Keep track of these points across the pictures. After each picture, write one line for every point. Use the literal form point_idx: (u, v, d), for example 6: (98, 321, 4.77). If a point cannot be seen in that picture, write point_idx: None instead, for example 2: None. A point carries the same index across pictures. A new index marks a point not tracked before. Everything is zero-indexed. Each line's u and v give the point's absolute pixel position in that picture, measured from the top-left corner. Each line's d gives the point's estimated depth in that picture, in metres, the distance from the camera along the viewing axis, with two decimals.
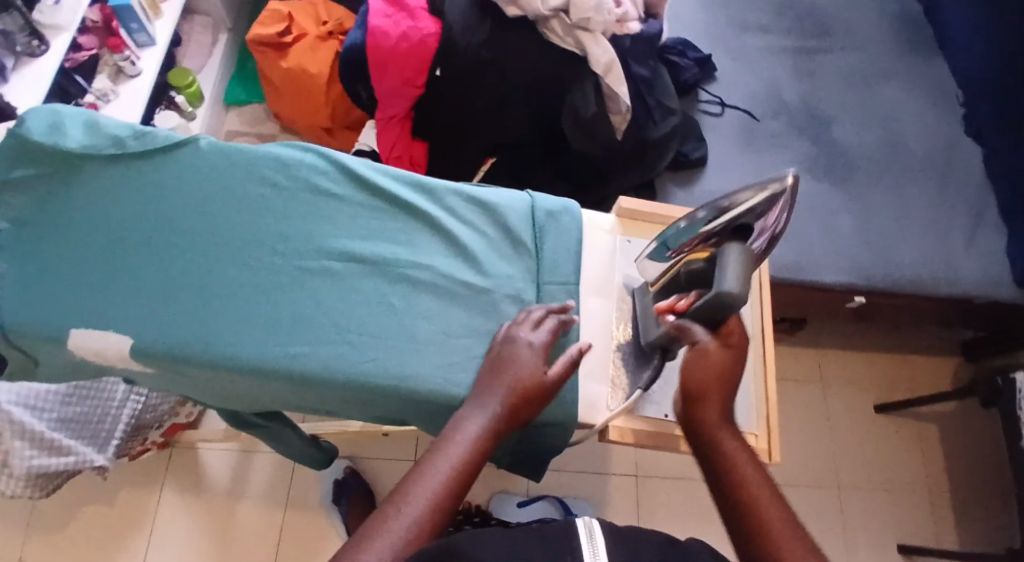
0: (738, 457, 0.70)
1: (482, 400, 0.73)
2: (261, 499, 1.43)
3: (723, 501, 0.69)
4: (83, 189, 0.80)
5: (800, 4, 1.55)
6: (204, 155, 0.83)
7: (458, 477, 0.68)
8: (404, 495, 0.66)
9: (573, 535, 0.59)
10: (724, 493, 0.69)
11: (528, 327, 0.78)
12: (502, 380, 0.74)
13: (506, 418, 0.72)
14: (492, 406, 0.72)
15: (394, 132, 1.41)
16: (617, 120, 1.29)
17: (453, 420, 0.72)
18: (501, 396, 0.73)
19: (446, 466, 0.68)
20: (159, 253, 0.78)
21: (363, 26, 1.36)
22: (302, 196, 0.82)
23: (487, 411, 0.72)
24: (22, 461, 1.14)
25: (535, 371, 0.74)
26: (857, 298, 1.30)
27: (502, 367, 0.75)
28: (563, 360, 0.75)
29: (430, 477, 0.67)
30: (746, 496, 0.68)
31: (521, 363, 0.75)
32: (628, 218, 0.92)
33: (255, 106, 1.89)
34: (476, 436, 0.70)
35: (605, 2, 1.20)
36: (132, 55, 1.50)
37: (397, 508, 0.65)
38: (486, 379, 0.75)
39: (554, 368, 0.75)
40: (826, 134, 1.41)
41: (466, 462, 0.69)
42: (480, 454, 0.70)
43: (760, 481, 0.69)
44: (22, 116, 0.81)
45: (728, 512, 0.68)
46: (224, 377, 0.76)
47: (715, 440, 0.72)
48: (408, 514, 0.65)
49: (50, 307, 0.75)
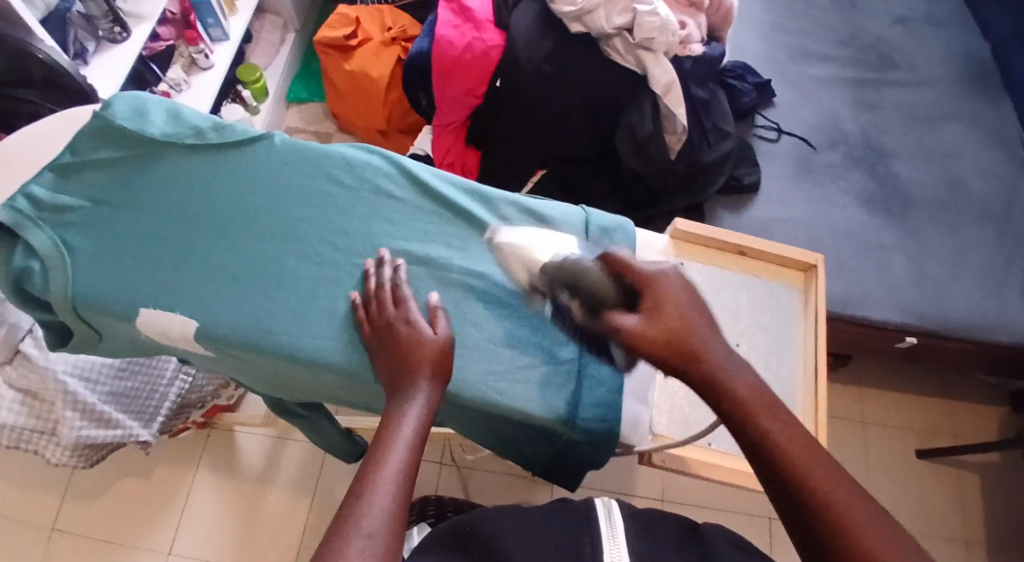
0: (773, 427, 0.66)
1: (406, 385, 0.73)
2: (290, 486, 1.46)
3: (770, 468, 0.65)
4: (161, 174, 0.84)
5: (863, 39, 1.55)
6: (277, 151, 0.86)
7: (412, 454, 0.70)
8: (363, 483, 0.67)
9: (592, 512, 0.70)
10: (769, 461, 0.65)
11: (389, 309, 0.77)
12: (412, 361, 0.74)
13: (436, 391, 0.74)
14: (419, 385, 0.73)
15: (449, 139, 1.45)
16: (673, 139, 1.30)
17: (387, 410, 0.73)
18: (422, 374, 0.74)
19: (395, 446, 0.69)
20: (227, 239, 0.81)
21: (430, 34, 1.40)
22: (364, 196, 0.85)
23: (413, 392, 0.73)
24: (70, 431, 1.18)
25: (430, 344, 0.75)
26: (908, 339, 1.28)
27: (401, 350, 0.75)
28: (442, 321, 0.78)
29: (384, 462, 0.68)
30: (791, 461, 0.65)
31: (412, 342, 0.75)
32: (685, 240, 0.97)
33: (316, 105, 1.94)
34: (417, 416, 0.72)
35: (670, 24, 1.21)
36: (207, 48, 1.55)
37: (359, 495, 0.66)
38: (390, 366, 0.75)
39: (440, 329, 0.77)
40: (883, 170, 1.40)
41: (414, 444, 0.70)
42: (422, 431, 0.71)
43: (805, 444, 0.66)
44: (110, 101, 0.86)
45: (775, 479, 0.65)
46: (279, 363, 0.78)
47: (748, 413, 0.67)
48: (375, 497, 0.66)
49: (123, 284, 0.79)
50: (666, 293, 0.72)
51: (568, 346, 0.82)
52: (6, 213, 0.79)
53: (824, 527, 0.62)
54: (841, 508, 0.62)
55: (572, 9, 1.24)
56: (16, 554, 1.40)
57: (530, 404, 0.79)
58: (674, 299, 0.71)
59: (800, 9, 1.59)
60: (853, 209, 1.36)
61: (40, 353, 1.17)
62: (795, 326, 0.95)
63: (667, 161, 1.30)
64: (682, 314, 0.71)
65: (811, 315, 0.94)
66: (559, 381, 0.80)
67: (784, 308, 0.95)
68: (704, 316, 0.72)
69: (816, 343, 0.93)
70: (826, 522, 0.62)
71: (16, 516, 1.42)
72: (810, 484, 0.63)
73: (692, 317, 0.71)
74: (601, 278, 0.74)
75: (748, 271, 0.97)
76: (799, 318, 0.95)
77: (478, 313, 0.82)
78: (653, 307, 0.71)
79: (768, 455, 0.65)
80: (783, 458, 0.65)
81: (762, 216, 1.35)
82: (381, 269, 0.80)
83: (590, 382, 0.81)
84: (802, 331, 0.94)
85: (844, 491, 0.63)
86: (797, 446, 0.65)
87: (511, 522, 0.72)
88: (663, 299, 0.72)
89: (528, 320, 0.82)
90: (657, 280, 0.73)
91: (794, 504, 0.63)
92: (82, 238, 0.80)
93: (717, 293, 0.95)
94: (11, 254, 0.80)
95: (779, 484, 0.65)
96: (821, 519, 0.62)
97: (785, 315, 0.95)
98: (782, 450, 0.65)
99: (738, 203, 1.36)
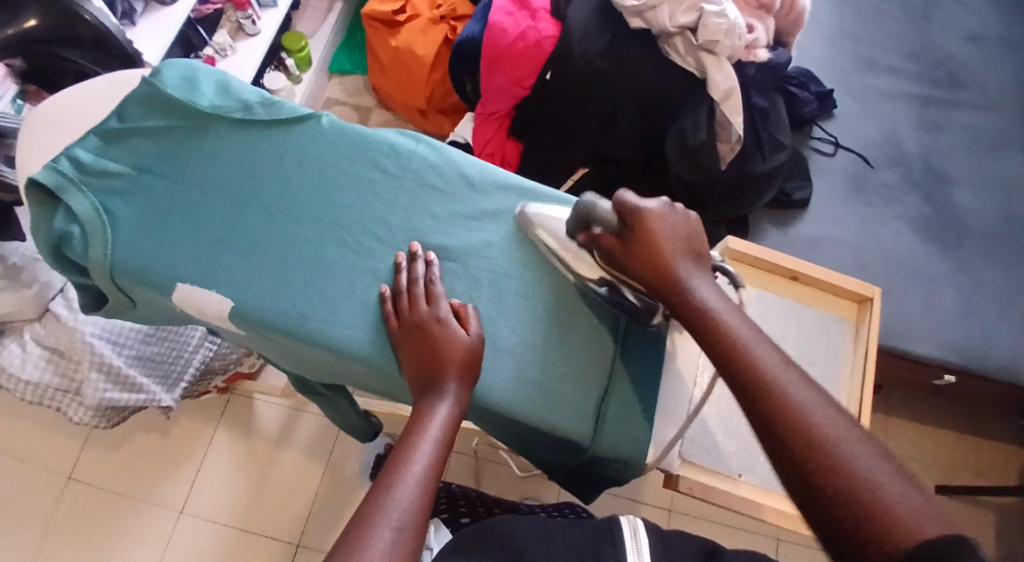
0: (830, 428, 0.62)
1: (435, 383, 0.73)
2: (306, 456, 1.46)
3: (737, 386, 0.67)
4: (207, 148, 0.82)
5: (933, 53, 1.51)
6: (324, 134, 0.84)
7: (440, 452, 0.70)
8: (392, 475, 0.67)
9: (618, 532, 0.68)
10: (733, 378, 0.68)
11: (422, 305, 0.76)
12: (443, 360, 0.73)
13: (465, 394, 0.73)
14: (449, 385, 0.73)
15: (491, 129, 1.43)
16: (725, 149, 1.28)
17: (416, 406, 0.73)
18: (452, 374, 0.73)
19: (425, 443, 0.70)
20: (268, 221, 0.80)
21: (482, 19, 1.37)
22: (408, 186, 0.83)
23: (443, 393, 0.72)
24: (96, 392, 1.19)
25: (462, 344, 0.74)
26: (949, 377, 1.25)
27: (430, 349, 0.74)
28: (472, 320, 0.76)
29: (413, 458, 0.69)
30: (757, 377, 0.66)
31: (444, 342, 0.74)
32: (732, 257, 1.02)
33: (357, 77, 1.92)
34: (445, 416, 0.72)
35: (737, 27, 1.18)
36: (254, 14, 1.54)
37: (389, 487, 0.66)
38: (418, 364, 0.74)
39: (472, 328, 0.76)
40: (942, 194, 1.37)
41: (441, 442, 0.70)
42: (450, 431, 0.71)
43: (823, 413, 0.63)
44: (159, 67, 0.85)
45: (752, 403, 0.66)
46: (312, 350, 0.77)
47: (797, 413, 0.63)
48: (401, 492, 0.66)
49: (161, 257, 0.78)
50: (655, 222, 0.75)
51: (600, 359, 0.80)
52: (49, 174, 0.79)
53: (791, 440, 0.62)
54: (810, 425, 0.62)
55: (635, 4, 1.22)
56: (29, 496, 1.41)
57: (560, 417, 0.77)
58: (653, 225, 0.75)
59: (870, 16, 1.54)
60: (904, 234, 1.33)
61: (70, 313, 1.18)
62: (843, 363, 0.99)
63: (716, 169, 1.28)
64: (665, 240, 0.75)
65: (862, 351, 0.99)
66: (590, 392, 0.79)
67: (833, 343, 1.00)
68: (687, 244, 0.76)
69: (863, 383, 0.96)
70: (788, 433, 0.63)
71: (31, 460, 1.44)
72: (778, 400, 0.65)
73: (674, 247, 0.75)
74: (607, 214, 0.77)
75: (800, 299, 1.03)
76: (847, 356, 0.99)
77: (513, 315, 0.80)
78: (643, 235, 0.75)
79: (736, 373, 0.68)
80: (748, 375, 0.67)
81: (808, 233, 1.33)
82: (413, 264, 0.79)
83: (620, 399, 0.79)
84: (848, 355, 0.99)
85: (814, 407, 0.64)
86: (771, 370, 0.66)
87: (531, 531, 0.71)
88: (655, 223, 0.75)
89: (563, 328, 0.80)
90: (652, 209, 0.76)
91: (763, 419, 0.65)
92: (123, 206, 0.79)
93: (770, 318, 1.00)
94: (52, 216, 0.79)
95: (748, 398, 0.66)
96: (785, 433, 0.63)
97: (834, 350, 0.99)
98: (749, 368, 0.67)
99: (785, 217, 1.35)
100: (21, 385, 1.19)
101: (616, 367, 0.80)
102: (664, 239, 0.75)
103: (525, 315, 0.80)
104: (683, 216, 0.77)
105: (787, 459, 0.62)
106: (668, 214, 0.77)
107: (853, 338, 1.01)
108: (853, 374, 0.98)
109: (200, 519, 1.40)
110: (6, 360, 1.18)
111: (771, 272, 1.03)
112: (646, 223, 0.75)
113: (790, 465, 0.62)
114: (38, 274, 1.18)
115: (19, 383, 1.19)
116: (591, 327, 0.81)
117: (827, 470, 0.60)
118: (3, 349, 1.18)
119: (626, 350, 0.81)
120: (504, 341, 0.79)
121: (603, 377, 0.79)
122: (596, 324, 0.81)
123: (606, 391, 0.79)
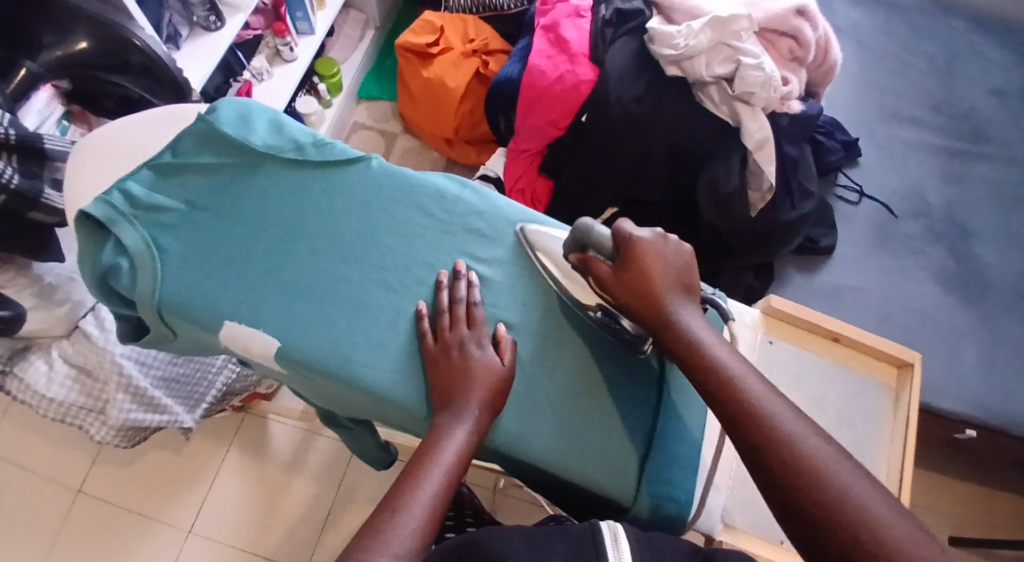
0: (829, 463, 0.67)
1: (456, 407, 0.75)
2: (317, 480, 1.46)
3: (732, 422, 0.71)
4: (257, 186, 0.83)
5: (959, 105, 1.52)
6: (374, 176, 0.85)
7: (450, 479, 0.72)
8: (398, 501, 0.70)
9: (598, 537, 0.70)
10: (726, 414, 0.72)
11: (462, 326, 0.78)
12: (472, 385, 0.75)
13: (484, 421, 0.75)
14: (470, 409, 0.75)
15: (522, 165, 1.44)
16: (756, 197, 1.29)
17: (434, 425, 0.75)
18: (477, 400, 0.75)
19: (437, 469, 0.72)
20: (315, 261, 0.81)
21: (520, 61, 1.40)
22: (454, 232, 0.85)
23: (461, 420, 0.74)
24: (120, 413, 1.19)
25: (494, 372, 0.77)
26: (970, 431, 1.26)
27: (457, 374, 0.76)
28: (506, 347, 0.78)
29: (420, 485, 0.71)
30: (747, 404, 0.71)
31: (477, 367, 0.76)
32: (773, 316, 1.03)
33: (385, 103, 1.96)
34: (461, 442, 0.73)
35: (773, 80, 1.20)
36: (292, 42, 1.60)
37: (394, 512, 0.69)
38: (443, 388, 0.76)
39: (506, 356, 0.78)
40: (966, 247, 1.38)
41: (451, 470, 0.72)
42: (466, 456, 0.73)
43: (821, 446, 0.68)
44: (214, 104, 0.86)
45: (750, 445, 0.70)
46: (353, 394, 0.78)
47: (796, 451, 0.68)
48: (408, 517, 0.69)
49: (210, 293, 0.79)
50: (644, 252, 0.78)
51: (645, 407, 0.82)
52: (100, 208, 0.80)
53: (779, 466, 0.68)
54: (801, 455, 0.67)
55: (672, 53, 1.23)
56: (40, 509, 1.41)
57: (601, 477, 0.78)
58: (646, 254, 0.78)
59: (896, 67, 1.56)
60: (929, 286, 1.34)
61: (101, 333, 1.17)
62: (884, 430, 0.99)
63: (747, 217, 1.30)
64: (651, 277, 0.77)
65: (902, 419, 0.99)
66: (632, 442, 0.80)
67: (871, 407, 1.00)
68: (672, 280, 0.78)
69: (904, 448, 0.97)
70: (780, 464, 0.68)
71: (46, 475, 1.44)
72: (766, 428, 0.69)
73: (666, 276, 0.78)
74: (602, 239, 0.80)
75: (840, 361, 1.03)
76: (886, 420, 1.00)
77: (554, 360, 0.81)
78: (634, 269, 0.78)
79: (723, 402, 0.72)
80: (738, 403, 0.71)
81: (834, 281, 1.35)
82: (455, 282, 0.81)
83: (665, 448, 0.81)
84: (889, 423, 1.00)
85: (805, 440, 0.68)
86: (769, 409, 0.71)
87: (517, 542, 0.70)
88: (646, 253, 0.78)
89: (607, 380, 0.81)
90: (648, 238, 0.79)
91: (755, 450, 0.70)
92: (173, 240, 0.80)
93: (812, 381, 1.00)
94: (101, 249, 0.80)
95: (736, 424, 0.71)
96: (778, 465, 0.68)
97: (874, 416, 0.99)
98: (738, 398, 0.72)
99: (809, 263, 1.37)
100: (48, 404, 1.19)
101: (661, 411, 0.82)
102: (650, 278, 0.77)
103: (563, 366, 0.81)
104: (677, 247, 0.80)
105: (779, 487, 0.68)
106: (658, 243, 0.79)
107: (894, 401, 1.01)
108: (893, 442, 0.99)
109: (210, 538, 1.40)
110: (32, 377, 1.17)
111: (810, 331, 1.03)
112: (639, 253, 0.78)
113: (789, 502, 0.67)
114: (71, 293, 1.17)
115: (41, 400, 1.18)
116: (634, 378, 0.82)
117: (824, 505, 0.65)
118: (28, 365, 1.17)
119: (668, 401, 0.83)
120: (543, 384, 0.80)
121: (649, 421, 0.81)
122: (639, 371, 0.83)
123: (651, 442, 0.81)
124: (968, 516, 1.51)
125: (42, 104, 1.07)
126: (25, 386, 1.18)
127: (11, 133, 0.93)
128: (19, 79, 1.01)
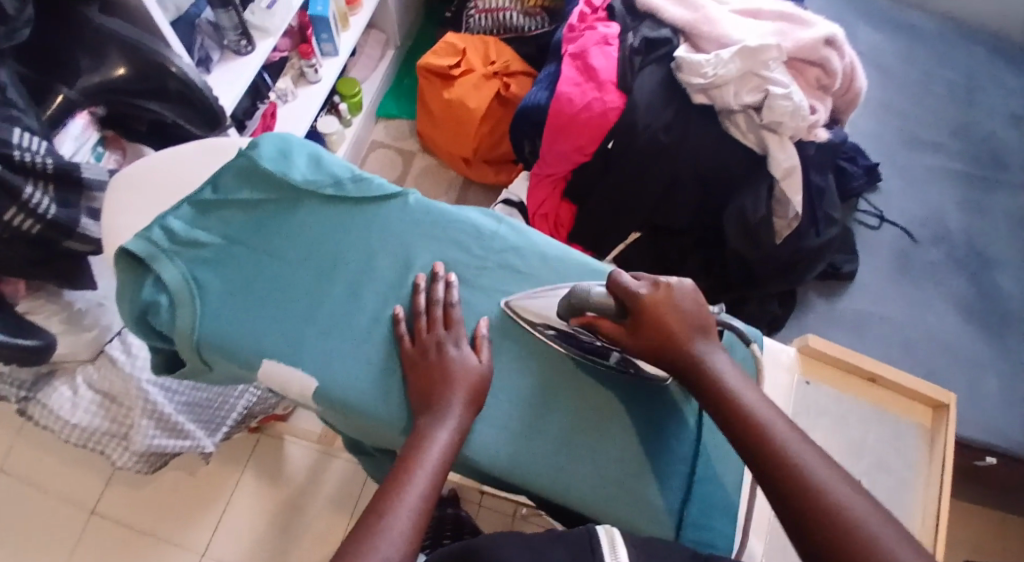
0: (854, 503, 0.66)
1: (438, 406, 0.76)
2: (333, 503, 1.44)
3: (755, 459, 0.71)
4: (298, 223, 0.85)
5: (977, 129, 1.51)
6: (411, 212, 0.87)
7: (436, 482, 0.72)
8: (384, 504, 0.70)
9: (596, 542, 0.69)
10: (750, 453, 0.71)
11: (439, 328, 0.80)
12: (450, 384, 0.76)
13: (466, 419, 0.76)
14: (452, 410, 0.76)
15: (545, 190, 1.44)
16: (782, 224, 1.29)
17: (417, 427, 0.75)
18: (456, 398, 0.76)
19: (422, 472, 0.72)
20: (355, 298, 0.82)
21: (547, 88, 1.40)
22: (493, 270, 0.86)
23: (444, 418, 0.75)
24: (144, 439, 1.19)
25: (473, 371, 0.78)
26: (991, 460, 1.24)
27: (435, 373, 0.77)
28: (484, 343, 0.80)
29: (407, 486, 0.71)
30: (775, 449, 0.70)
31: (455, 367, 0.77)
32: (811, 354, 1.04)
33: (403, 122, 1.96)
34: (445, 442, 0.74)
35: (802, 110, 1.20)
36: (317, 63, 1.61)
37: (381, 515, 0.69)
38: (421, 386, 0.77)
39: (483, 355, 0.80)
40: (987, 274, 1.37)
41: (437, 467, 0.72)
42: (448, 455, 0.73)
43: (847, 487, 0.67)
44: (254, 139, 0.88)
45: (773, 483, 0.69)
46: (391, 433, 0.79)
47: (821, 490, 0.67)
48: (395, 522, 0.69)
49: (253, 332, 0.80)
50: (658, 296, 0.78)
51: (685, 453, 0.82)
52: (141, 244, 0.81)
53: (803, 508, 0.67)
54: (822, 493, 0.67)
55: (701, 82, 1.23)
56: (54, 529, 1.41)
57: (638, 519, 0.79)
58: (654, 306, 0.77)
59: (916, 91, 1.55)
60: (949, 313, 1.33)
61: (127, 358, 1.16)
62: (919, 473, 1.02)
63: (773, 244, 1.29)
64: (676, 310, 0.78)
65: (938, 463, 1.02)
66: (674, 487, 0.80)
67: (908, 450, 1.03)
68: (698, 317, 0.78)
69: (940, 493, 1.01)
70: (802, 503, 0.67)
71: (63, 494, 1.44)
72: (793, 474, 0.68)
73: (677, 329, 0.77)
74: (601, 298, 0.79)
75: (878, 402, 1.05)
76: (923, 464, 1.03)
77: (584, 397, 0.82)
78: (650, 314, 0.77)
79: (750, 446, 0.71)
80: (768, 448, 0.70)
81: (856, 308, 1.35)
82: (434, 285, 0.83)
83: (703, 491, 0.81)
84: (924, 466, 1.03)
85: (829, 479, 0.68)
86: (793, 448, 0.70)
87: (517, 549, 0.70)
88: (658, 301, 0.78)
89: (638, 419, 0.82)
90: (650, 291, 0.78)
91: (777, 488, 0.69)
92: (211, 277, 0.82)
93: (851, 423, 1.03)
94: (140, 285, 0.81)
95: (765, 470, 0.70)
96: (801, 502, 0.67)
97: (910, 459, 1.02)
98: (765, 443, 0.71)
99: (831, 290, 1.37)
100: (71, 428, 1.19)
101: (700, 456, 0.82)
102: (677, 311, 0.78)
103: (598, 412, 0.82)
104: (685, 289, 0.79)
105: (802, 526, 0.66)
106: (667, 293, 0.78)
107: (929, 443, 1.04)
108: (928, 485, 1.02)
109: (225, 558, 1.40)
110: (57, 403, 1.16)
111: (849, 373, 1.05)
112: (642, 308, 0.77)
113: (812, 541, 0.65)
114: (99, 318, 1.15)
115: (66, 426, 1.18)
116: (669, 418, 0.83)
117: (847, 545, 0.64)
118: (51, 390, 1.16)
119: (708, 444, 0.83)
120: (582, 425, 0.81)
121: (688, 465, 0.82)
122: (672, 411, 0.83)
123: (690, 486, 0.81)
124: (984, 543, 1.50)
125: (79, 131, 1.07)
126: (47, 411, 1.17)
127: (49, 162, 0.94)
128: (54, 105, 1.01)
